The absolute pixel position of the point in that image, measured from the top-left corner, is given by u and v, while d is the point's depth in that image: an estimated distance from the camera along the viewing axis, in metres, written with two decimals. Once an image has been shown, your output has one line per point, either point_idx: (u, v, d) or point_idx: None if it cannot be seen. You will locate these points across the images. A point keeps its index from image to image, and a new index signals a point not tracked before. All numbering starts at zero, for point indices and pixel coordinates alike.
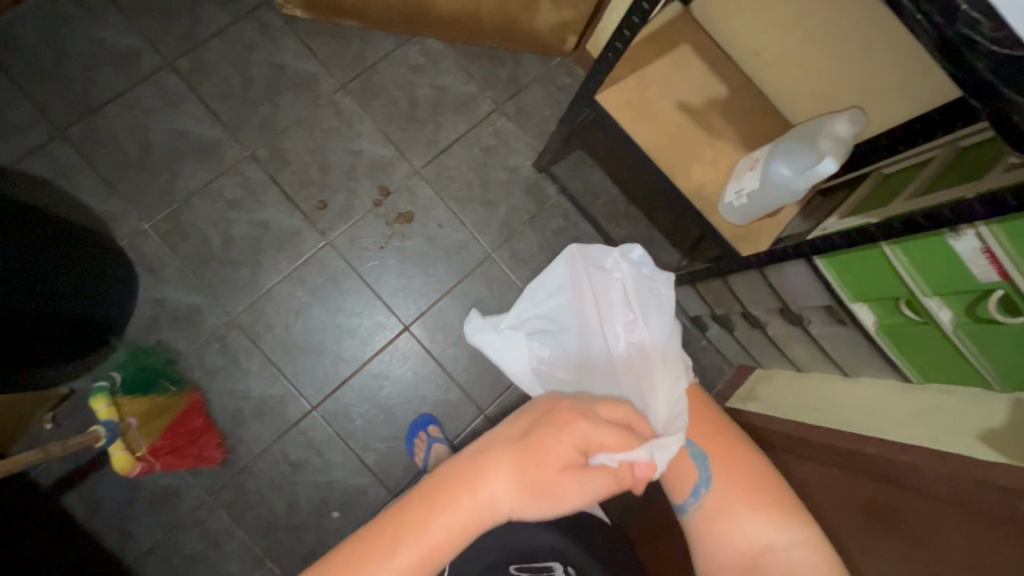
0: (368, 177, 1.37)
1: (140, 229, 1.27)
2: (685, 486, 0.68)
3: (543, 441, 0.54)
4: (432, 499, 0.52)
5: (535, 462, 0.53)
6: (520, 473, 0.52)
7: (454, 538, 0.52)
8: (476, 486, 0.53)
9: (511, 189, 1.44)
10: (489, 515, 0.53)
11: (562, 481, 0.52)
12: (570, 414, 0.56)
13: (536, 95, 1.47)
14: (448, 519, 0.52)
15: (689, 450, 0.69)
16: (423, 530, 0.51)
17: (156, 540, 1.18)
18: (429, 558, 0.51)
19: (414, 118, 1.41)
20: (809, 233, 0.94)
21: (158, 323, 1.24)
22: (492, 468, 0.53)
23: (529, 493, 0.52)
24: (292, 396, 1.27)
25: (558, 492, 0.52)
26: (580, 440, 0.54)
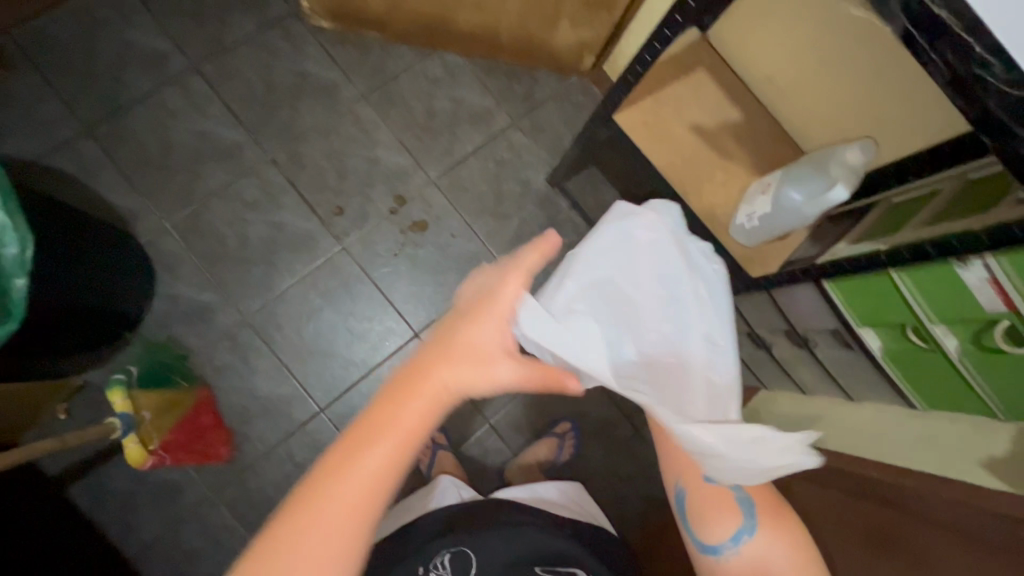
0: (384, 185, 1.40)
1: (159, 227, 1.29)
2: (723, 532, 0.67)
3: (468, 334, 0.50)
4: (392, 394, 0.48)
5: (468, 354, 0.50)
6: (450, 357, 0.49)
7: (424, 423, 0.47)
8: (428, 382, 0.48)
9: (524, 202, 1.46)
10: (453, 391, 0.49)
11: (500, 353, 0.50)
12: (489, 306, 0.52)
13: (551, 112, 1.51)
14: (410, 410, 0.47)
15: (732, 493, 0.69)
16: (391, 422, 0.46)
17: (158, 535, 1.19)
18: (403, 450, 0.46)
19: (431, 129, 1.44)
20: (819, 257, 0.96)
21: (172, 319, 1.26)
22: (453, 359, 0.49)
23: (474, 371, 0.49)
24: (300, 397, 1.28)
25: (500, 358, 0.50)
26: (496, 312, 0.51)
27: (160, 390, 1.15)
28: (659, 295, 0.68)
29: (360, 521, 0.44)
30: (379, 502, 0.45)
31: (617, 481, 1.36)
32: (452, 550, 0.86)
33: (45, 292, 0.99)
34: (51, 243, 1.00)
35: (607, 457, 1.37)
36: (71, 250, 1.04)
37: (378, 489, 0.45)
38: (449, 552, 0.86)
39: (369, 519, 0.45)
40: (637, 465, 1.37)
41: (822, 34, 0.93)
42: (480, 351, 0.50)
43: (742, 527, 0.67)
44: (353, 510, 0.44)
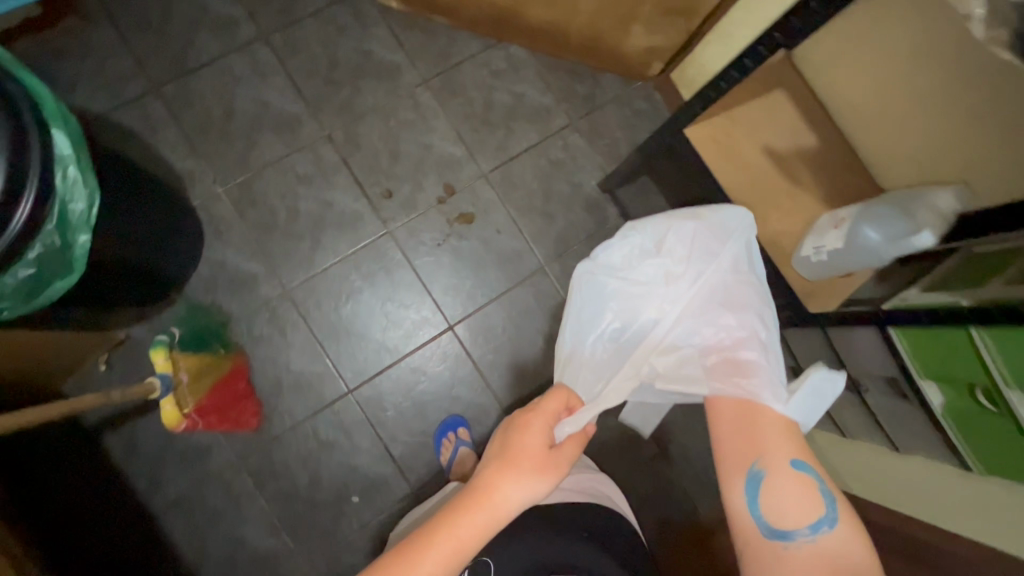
0: (436, 173, 1.38)
1: (213, 192, 1.30)
2: (802, 519, 0.58)
3: (522, 451, 0.61)
4: (457, 507, 0.59)
5: (525, 465, 0.60)
6: (507, 477, 0.60)
7: (476, 532, 0.58)
8: (487, 500, 0.59)
9: (573, 205, 1.43)
10: (505, 510, 0.59)
11: (543, 464, 0.61)
12: (540, 421, 0.62)
13: (611, 115, 1.47)
14: (468, 522, 0.58)
15: (814, 479, 0.60)
16: (449, 529, 0.58)
17: (182, 494, 1.20)
18: (453, 556, 0.57)
19: (488, 121, 1.42)
20: (885, 301, 0.91)
21: (216, 285, 1.27)
22: (509, 478, 0.60)
23: (523, 485, 0.60)
24: (330, 376, 1.29)
25: (546, 469, 0.61)
26: (544, 421, 0.62)
27: (198, 354, 1.19)
28: (662, 269, 0.68)
29: None
30: None
31: (637, 499, 1.33)
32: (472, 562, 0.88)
33: (107, 251, 0.99)
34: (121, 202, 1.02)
35: (629, 473, 1.34)
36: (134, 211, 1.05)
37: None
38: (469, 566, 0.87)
39: None
40: (658, 485, 1.34)
41: (917, 67, 0.87)
42: (531, 461, 0.60)
43: (821, 522, 0.58)
44: None
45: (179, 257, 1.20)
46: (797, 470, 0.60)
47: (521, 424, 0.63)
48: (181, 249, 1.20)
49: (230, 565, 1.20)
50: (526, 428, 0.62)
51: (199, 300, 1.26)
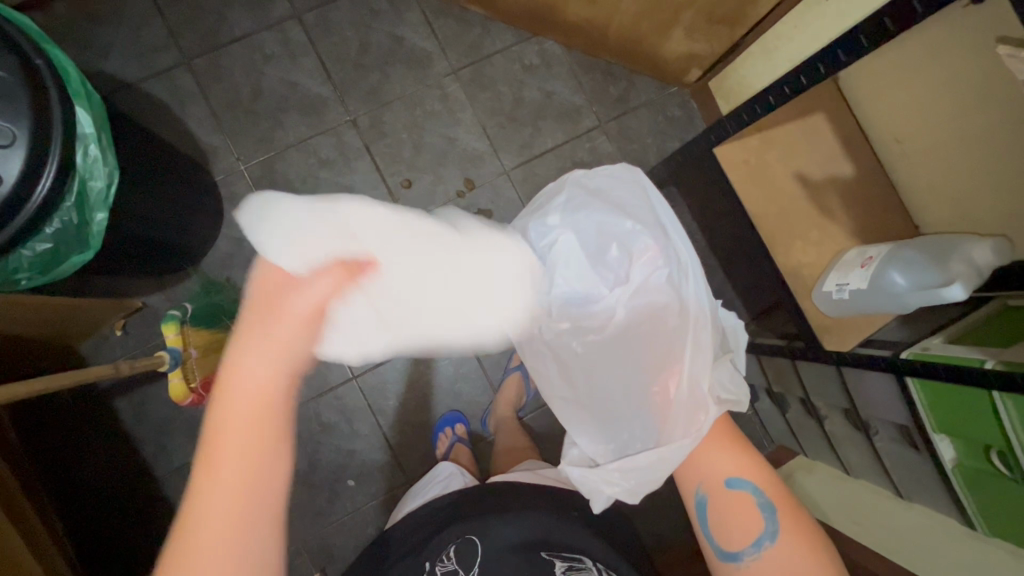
0: (456, 166, 1.37)
1: (236, 169, 1.31)
2: (748, 538, 0.77)
3: (270, 311, 0.48)
4: (220, 407, 0.47)
5: (270, 317, 0.48)
6: (257, 339, 0.47)
7: (262, 419, 0.47)
8: (235, 363, 0.47)
9: None
10: (283, 379, 0.48)
11: (298, 318, 0.48)
12: (293, 288, 0.49)
13: (642, 120, 1.44)
14: (238, 420, 0.46)
15: (751, 495, 0.79)
16: (218, 446, 0.46)
17: (186, 462, 1.24)
18: (251, 465, 0.47)
19: (516, 118, 1.40)
20: (905, 347, 0.86)
21: (232, 261, 1.29)
22: (246, 341, 0.47)
23: (291, 334, 0.48)
24: (337, 360, 1.30)
25: (273, 308, 0.48)
26: (290, 284, 0.49)
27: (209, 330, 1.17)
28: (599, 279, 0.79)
29: (242, 536, 0.47)
30: (253, 515, 0.47)
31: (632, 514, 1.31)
32: (459, 542, 0.86)
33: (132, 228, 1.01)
34: (147, 179, 1.03)
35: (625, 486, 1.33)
36: (160, 189, 1.06)
37: (251, 498, 0.47)
38: (456, 544, 0.86)
39: (249, 538, 0.47)
40: (656, 502, 1.32)
41: (962, 114, 0.83)
42: (300, 319, 0.48)
43: (762, 535, 0.77)
44: (223, 543, 0.46)
45: (198, 234, 1.21)
46: (734, 487, 0.79)
47: (263, 305, 0.48)
48: (200, 226, 1.21)
49: None
50: (270, 305, 0.48)
51: (214, 276, 1.27)
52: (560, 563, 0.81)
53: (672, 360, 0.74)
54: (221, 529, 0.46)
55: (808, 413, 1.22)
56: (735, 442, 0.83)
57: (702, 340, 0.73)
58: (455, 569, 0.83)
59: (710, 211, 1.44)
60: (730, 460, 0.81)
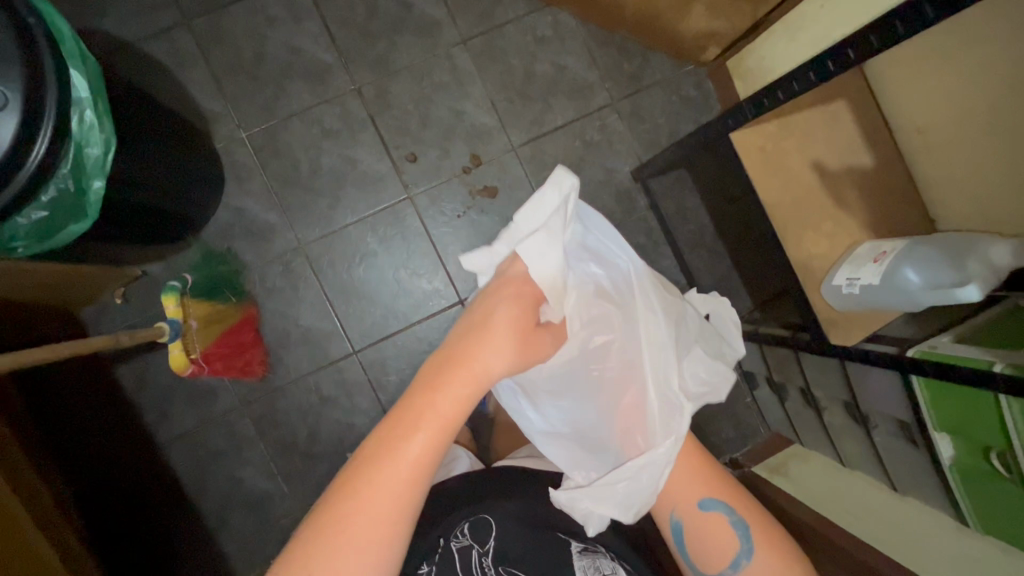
0: (463, 142, 1.34)
1: (237, 137, 1.28)
2: (726, 557, 0.77)
3: (504, 327, 0.64)
4: (440, 375, 0.62)
5: (503, 336, 0.64)
6: (488, 337, 0.63)
7: (461, 405, 0.62)
8: (461, 357, 0.63)
9: (602, 192, 1.39)
10: (489, 380, 0.63)
11: (521, 340, 0.65)
12: (524, 313, 0.65)
13: (655, 99, 1.39)
14: (448, 395, 0.61)
15: (725, 516, 0.78)
16: (432, 407, 0.61)
17: (187, 430, 1.25)
18: (438, 434, 0.61)
19: (526, 92, 1.36)
20: (912, 345, 0.85)
21: (233, 231, 1.27)
22: (486, 341, 0.63)
23: (509, 346, 0.64)
24: (338, 335, 1.30)
25: (523, 330, 0.65)
26: (523, 304, 0.65)
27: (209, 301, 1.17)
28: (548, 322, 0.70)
29: (408, 487, 0.59)
30: (424, 477, 0.60)
31: None
32: (471, 520, 0.86)
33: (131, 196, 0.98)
34: (147, 147, 1.00)
35: None
36: (159, 157, 1.03)
37: (428, 464, 0.60)
38: (469, 521, 0.85)
39: (412, 494, 0.59)
40: None
41: (990, 107, 0.79)
42: (515, 327, 0.64)
43: (738, 554, 0.77)
44: (403, 484, 0.59)
45: (197, 201, 1.19)
46: (707, 509, 0.78)
47: (507, 289, 0.66)
48: (199, 192, 1.18)
49: (228, 501, 1.26)
50: (510, 298, 0.65)
51: (213, 247, 1.26)
52: (576, 543, 0.84)
53: (635, 372, 0.73)
54: (403, 478, 0.59)
55: (807, 403, 1.22)
56: (701, 463, 0.81)
57: (664, 340, 0.74)
58: (469, 544, 0.83)
59: (720, 196, 1.41)
60: (699, 480, 0.80)
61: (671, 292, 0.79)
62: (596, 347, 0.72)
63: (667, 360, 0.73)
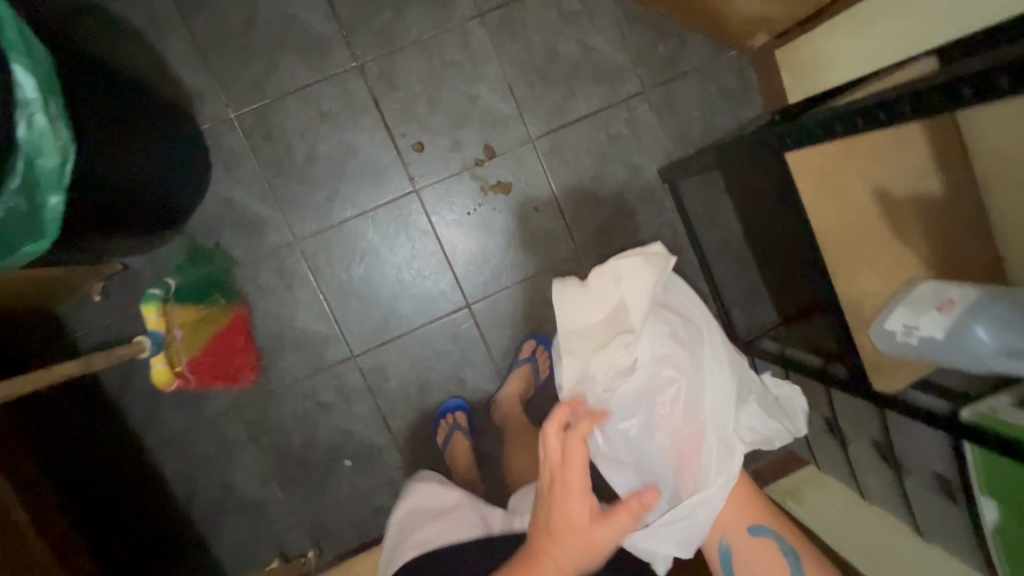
0: (476, 130, 1.21)
1: (224, 117, 1.15)
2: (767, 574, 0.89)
3: (570, 525, 0.70)
4: (534, 559, 0.70)
5: (571, 539, 0.70)
6: (565, 514, 0.70)
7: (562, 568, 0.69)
8: (552, 543, 0.70)
9: (625, 191, 1.27)
10: (575, 562, 0.70)
11: (590, 545, 0.70)
12: (590, 507, 0.70)
13: (690, 88, 1.26)
14: None
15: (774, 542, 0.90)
16: None
17: (176, 433, 1.19)
18: None
19: (548, 75, 1.21)
20: (964, 399, 0.77)
21: (221, 223, 1.16)
22: (565, 512, 0.70)
23: (579, 539, 0.70)
24: (336, 338, 1.22)
25: (603, 517, 0.71)
26: (583, 494, 0.70)
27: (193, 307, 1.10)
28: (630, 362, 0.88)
29: None
30: None
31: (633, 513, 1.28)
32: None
33: (112, 199, 0.88)
34: (118, 133, 0.87)
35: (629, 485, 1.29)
36: (131, 141, 0.90)
37: None
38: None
39: None
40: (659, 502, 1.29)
41: None
42: (581, 513, 0.70)
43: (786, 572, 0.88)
44: None
45: (185, 188, 1.07)
46: (757, 535, 0.90)
47: (570, 445, 0.71)
48: (186, 180, 1.07)
49: (220, 506, 1.21)
50: (574, 452, 0.71)
51: (201, 242, 1.15)
52: None
53: (701, 410, 0.87)
54: None
55: (830, 432, 1.16)
56: (751, 494, 0.93)
57: (726, 388, 0.88)
58: None
59: None
60: (743, 510, 0.92)
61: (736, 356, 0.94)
62: (674, 387, 0.87)
63: (729, 401, 0.88)
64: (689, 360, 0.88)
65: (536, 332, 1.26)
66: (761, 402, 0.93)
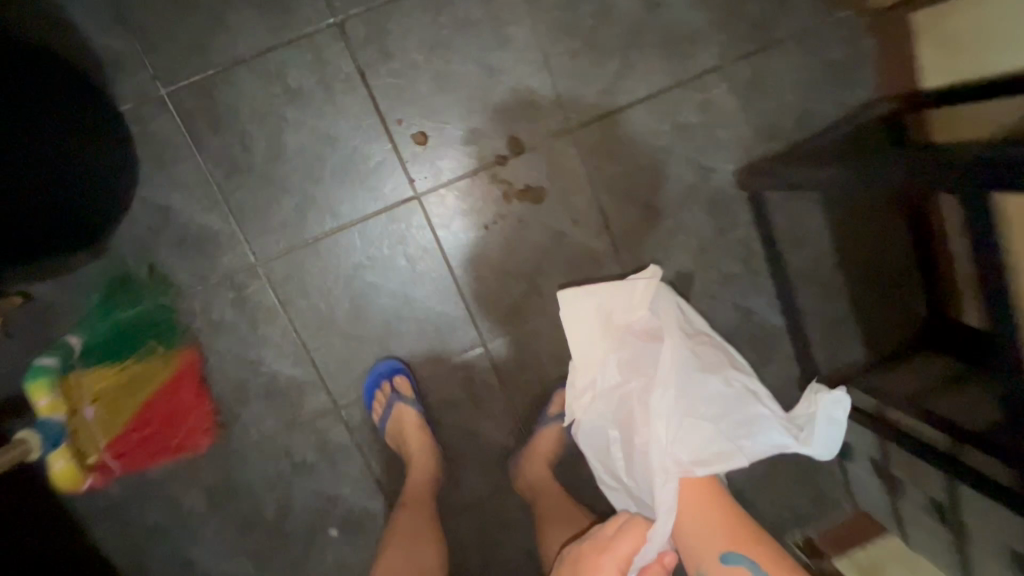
0: (499, 115, 0.90)
1: (151, 93, 0.82)
2: None
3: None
4: None
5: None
6: None
7: None
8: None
9: (689, 199, 0.97)
10: None
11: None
12: (618, 563, 0.68)
13: (782, 64, 0.95)
14: None
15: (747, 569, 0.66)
16: None
17: (116, 500, 0.95)
18: None
19: (597, 42, 0.90)
20: None
21: (156, 240, 0.86)
22: None
23: None
24: (315, 386, 0.95)
25: None
26: (616, 563, 0.68)
27: (107, 373, 0.85)
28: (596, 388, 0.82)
29: None
30: None
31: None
32: None
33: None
34: None
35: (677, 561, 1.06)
36: None
37: None
38: None
39: None
40: None
41: None
42: None
43: None
44: None
45: (115, 187, 0.79)
46: (729, 563, 0.68)
47: None
48: (111, 174, 0.78)
49: None
50: None
51: (127, 268, 0.85)
52: None
53: (643, 436, 0.75)
54: None
55: None
56: (723, 512, 0.73)
57: (693, 396, 0.77)
58: None
59: (846, 211, 1.01)
60: (725, 532, 0.70)
61: (717, 368, 0.79)
62: (615, 419, 0.80)
63: (671, 425, 0.75)
64: (636, 387, 0.78)
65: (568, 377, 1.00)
66: (734, 421, 0.76)
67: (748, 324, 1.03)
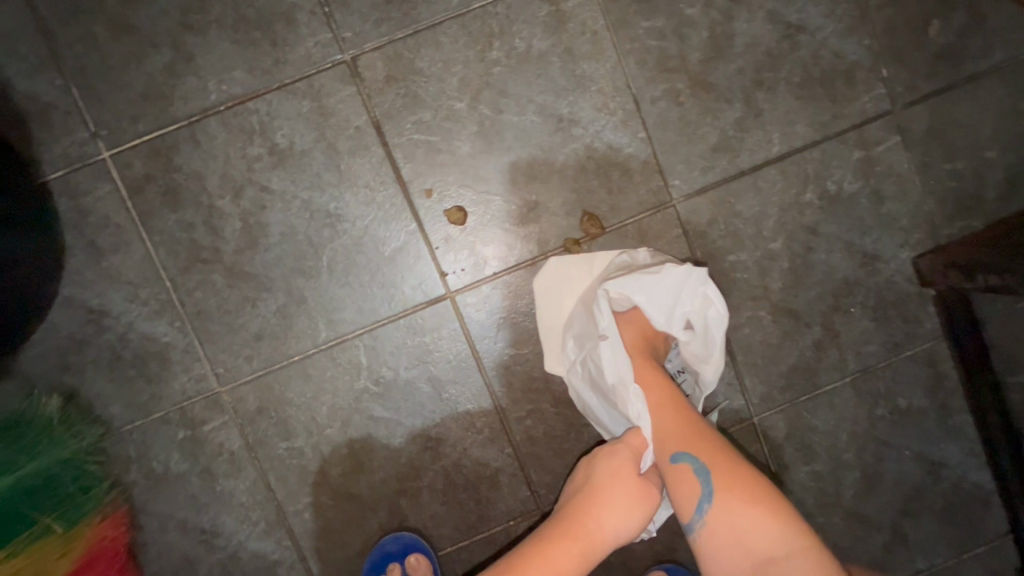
0: (569, 183, 0.63)
1: (91, 155, 0.60)
2: (693, 510, 0.49)
3: (613, 478, 0.54)
4: None
5: (616, 491, 0.53)
6: None
7: None
8: (584, 529, 0.52)
9: (847, 299, 0.66)
10: None
11: (637, 498, 0.53)
12: (627, 453, 0.55)
13: (985, 106, 0.65)
14: None
15: (694, 463, 0.51)
16: None
17: None
18: None
19: (709, 82, 0.63)
20: None
21: (82, 355, 0.61)
22: None
23: None
24: (291, 567, 0.64)
25: None
26: (630, 451, 0.55)
27: None
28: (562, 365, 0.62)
29: None
30: None
31: None
32: None
33: None
34: None
35: None
36: None
37: None
38: None
39: None
40: None
41: None
42: None
43: (709, 497, 0.49)
44: None
45: (24, 285, 0.54)
46: (677, 460, 0.52)
47: None
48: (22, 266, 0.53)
49: None
50: None
51: (29, 403, 0.59)
52: None
53: (621, 396, 0.56)
54: None
55: None
56: (678, 406, 0.55)
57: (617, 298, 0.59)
58: None
59: None
60: (671, 425, 0.54)
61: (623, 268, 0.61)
62: (588, 382, 0.60)
63: (608, 359, 0.57)
64: (586, 348, 0.60)
65: (668, 559, 0.67)
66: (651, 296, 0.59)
67: (939, 483, 0.68)
